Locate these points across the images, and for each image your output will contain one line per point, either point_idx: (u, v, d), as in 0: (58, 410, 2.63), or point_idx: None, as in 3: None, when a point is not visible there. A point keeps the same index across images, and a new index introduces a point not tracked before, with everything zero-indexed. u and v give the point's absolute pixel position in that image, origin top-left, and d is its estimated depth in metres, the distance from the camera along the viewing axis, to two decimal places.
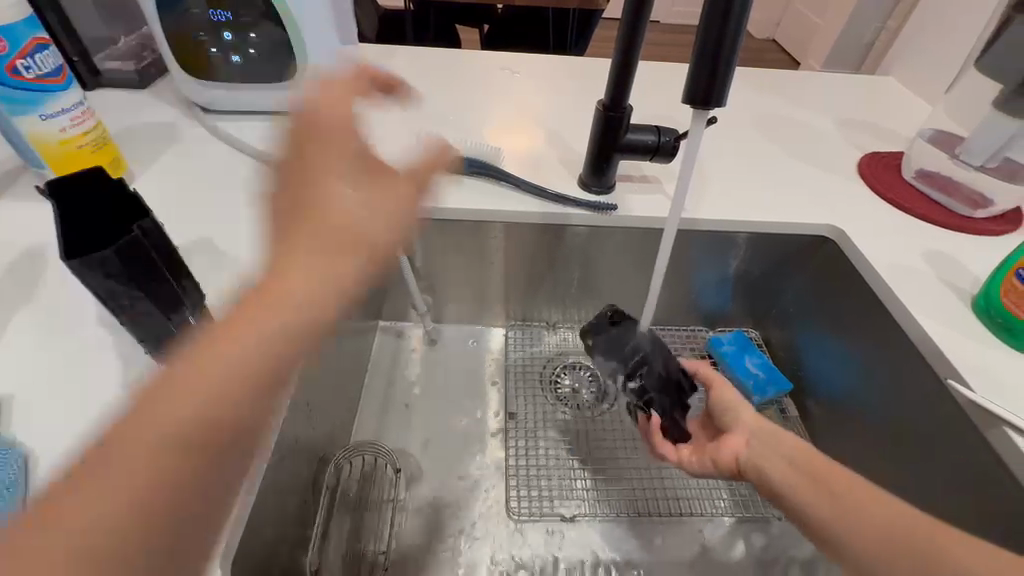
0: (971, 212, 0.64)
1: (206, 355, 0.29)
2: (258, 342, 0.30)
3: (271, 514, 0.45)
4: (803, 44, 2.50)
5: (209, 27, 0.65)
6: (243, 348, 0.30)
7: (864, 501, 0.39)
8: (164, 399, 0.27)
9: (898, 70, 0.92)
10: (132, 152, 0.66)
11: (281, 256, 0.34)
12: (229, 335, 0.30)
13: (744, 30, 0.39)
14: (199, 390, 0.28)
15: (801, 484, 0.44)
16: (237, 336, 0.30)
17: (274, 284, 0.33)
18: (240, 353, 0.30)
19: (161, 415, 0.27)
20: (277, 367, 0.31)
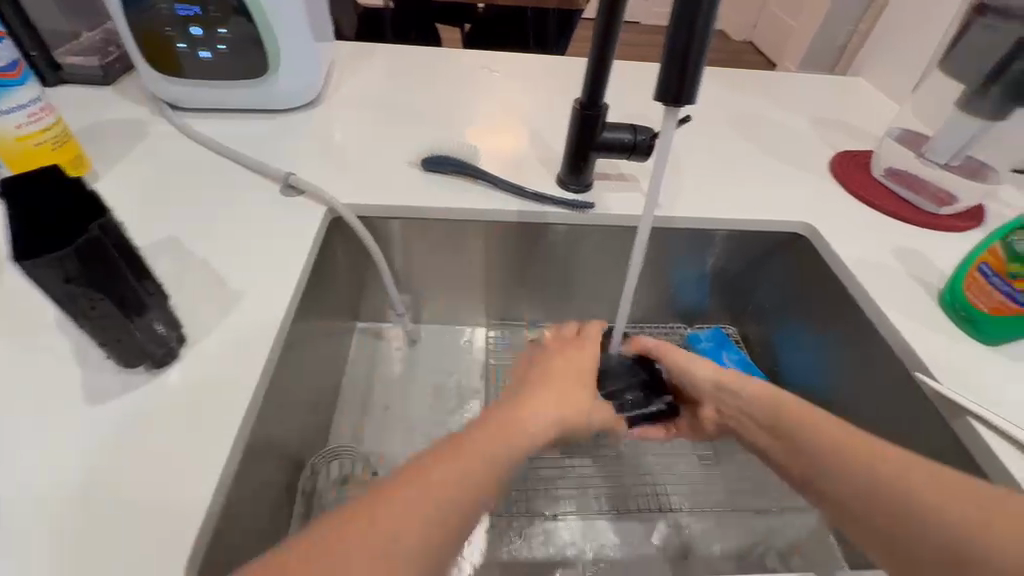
0: (937, 209, 0.66)
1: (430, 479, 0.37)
2: (467, 498, 0.37)
3: (242, 521, 0.44)
4: (779, 47, 2.55)
5: (175, 21, 0.63)
6: (465, 473, 0.38)
7: (842, 453, 0.41)
8: (409, 502, 0.35)
9: (868, 70, 0.94)
10: (95, 150, 0.64)
11: (520, 416, 0.44)
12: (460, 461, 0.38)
13: (713, 28, 0.39)
14: (433, 512, 0.36)
15: (786, 452, 0.45)
16: (450, 476, 0.37)
17: (516, 420, 0.44)
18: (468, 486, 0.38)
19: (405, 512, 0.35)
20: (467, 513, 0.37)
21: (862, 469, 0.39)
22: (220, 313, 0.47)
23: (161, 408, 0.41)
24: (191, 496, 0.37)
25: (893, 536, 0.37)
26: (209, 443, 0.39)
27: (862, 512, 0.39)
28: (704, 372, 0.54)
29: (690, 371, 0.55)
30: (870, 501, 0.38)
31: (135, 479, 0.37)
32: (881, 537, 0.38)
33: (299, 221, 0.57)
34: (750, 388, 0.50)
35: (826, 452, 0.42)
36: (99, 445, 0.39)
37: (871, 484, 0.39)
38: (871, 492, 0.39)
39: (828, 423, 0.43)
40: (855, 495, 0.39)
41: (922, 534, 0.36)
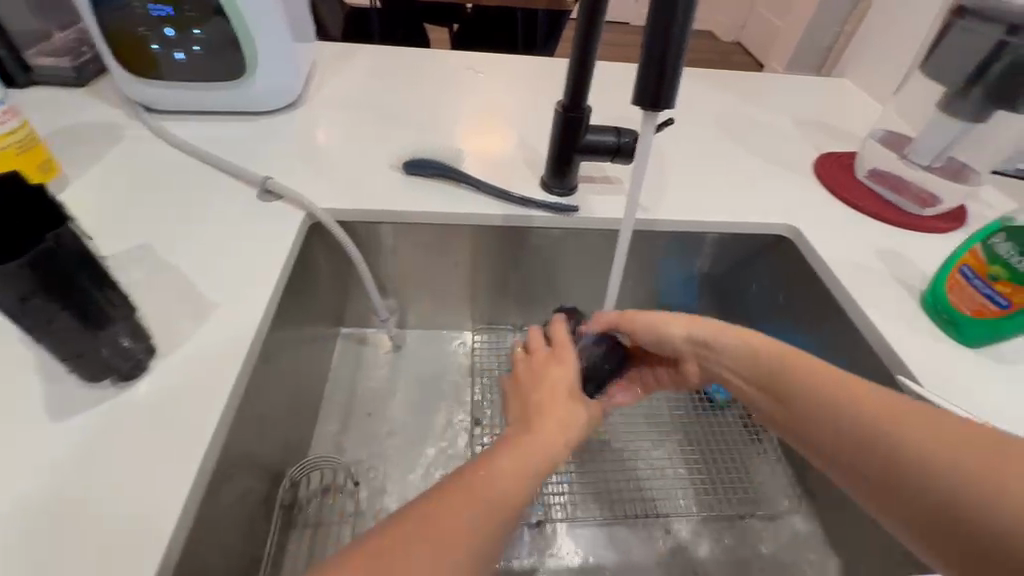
0: (921, 209, 0.66)
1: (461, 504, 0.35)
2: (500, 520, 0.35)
3: (213, 537, 0.43)
4: (767, 47, 2.57)
5: (148, 22, 0.62)
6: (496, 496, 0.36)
7: (833, 399, 0.39)
8: (450, 522, 0.33)
9: (852, 71, 0.94)
10: (66, 154, 0.62)
11: (532, 441, 0.41)
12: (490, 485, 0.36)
13: (690, 30, 0.39)
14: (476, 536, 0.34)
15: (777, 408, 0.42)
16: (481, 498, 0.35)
17: (532, 445, 0.40)
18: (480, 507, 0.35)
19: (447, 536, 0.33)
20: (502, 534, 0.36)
21: (856, 415, 0.37)
22: (192, 322, 0.46)
23: (127, 423, 0.39)
24: (154, 515, 0.35)
25: (887, 486, 0.35)
26: (177, 458, 0.38)
27: (856, 461, 0.37)
28: (680, 331, 0.49)
29: (666, 333, 0.50)
30: (864, 448, 0.36)
31: (99, 497, 0.36)
32: (873, 485, 0.36)
33: (276, 226, 0.56)
34: (728, 337, 0.46)
35: (818, 399, 0.39)
36: (61, 462, 0.37)
37: (866, 431, 0.36)
38: (864, 439, 0.36)
39: (822, 371, 0.41)
40: (848, 443, 0.37)
41: (916, 481, 0.33)
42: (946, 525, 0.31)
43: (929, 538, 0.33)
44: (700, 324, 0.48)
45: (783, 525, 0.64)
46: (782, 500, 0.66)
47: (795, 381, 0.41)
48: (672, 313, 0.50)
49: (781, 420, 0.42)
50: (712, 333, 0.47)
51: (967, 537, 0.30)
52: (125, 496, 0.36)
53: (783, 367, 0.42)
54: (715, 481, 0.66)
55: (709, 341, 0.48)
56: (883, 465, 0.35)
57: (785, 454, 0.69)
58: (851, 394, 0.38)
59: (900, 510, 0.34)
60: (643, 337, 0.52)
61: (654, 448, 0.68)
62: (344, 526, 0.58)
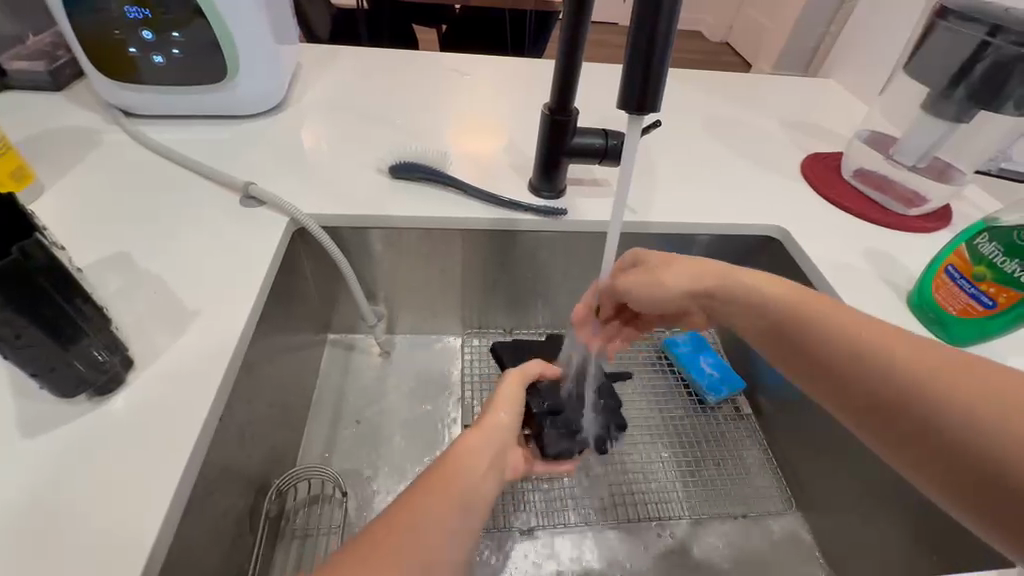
0: (906, 209, 0.67)
1: (426, 504, 0.35)
2: (459, 518, 0.36)
3: (195, 554, 0.42)
4: (754, 47, 2.59)
5: (126, 24, 0.60)
6: (453, 492, 0.37)
7: (869, 348, 0.37)
8: (419, 529, 0.33)
9: (839, 72, 0.95)
10: (42, 160, 0.61)
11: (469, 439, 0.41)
12: (448, 484, 0.37)
13: (674, 31, 0.38)
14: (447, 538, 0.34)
15: (803, 363, 0.41)
16: (441, 498, 0.36)
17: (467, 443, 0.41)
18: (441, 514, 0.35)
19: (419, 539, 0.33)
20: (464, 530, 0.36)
21: (889, 364, 0.36)
22: (171, 333, 0.45)
23: (102, 439, 0.38)
24: (129, 534, 0.34)
25: (916, 437, 0.34)
26: (154, 474, 0.37)
27: (887, 415, 0.36)
28: (679, 282, 0.46)
29: (666, 285, 0.47)
30: (893, 397, 0.35)
31: (72, 515, 0.35)
32: (895, 434, 0.35)
33: (258, 232, 0.55)
34: (748, 286, 0.44)
35: (850, 349, 0.38)
36: (31, 481, 0.36)
37: (897, 383, 0.35)
38: (892, 390, 0.35)
39: (846, 319, 0.39)
40: (877, 393, 0.36)
41: (956, 428, 0.32)
42: (974, 476, 0.31)
43: (950, 485, 0.33)
44: (705, 272, 0.46)
45: (775, 526, 0.65)
46: (773, 501, 0.66)
47: (824, 331, 0.39)
48: (672, 261, 0.47)
49: (803, 368, 0.41)
50: (727, 282, 0.45)
51: (992, 488, 0.30)
52: (99, 515, 0.35)
53: (806, 316, 0.40)
54: (707, 481, 0.66)
55: (721, 290, 0.45)
56: (914, 416, 0.34)
57: (775, 455, 0.70)
58: (885, 343, 0.36)
59: (925, 457, 0.34)
60: (638, 297, 0.48)
61: (647, 448, 0.68)
62: (331, 538, 0.56)
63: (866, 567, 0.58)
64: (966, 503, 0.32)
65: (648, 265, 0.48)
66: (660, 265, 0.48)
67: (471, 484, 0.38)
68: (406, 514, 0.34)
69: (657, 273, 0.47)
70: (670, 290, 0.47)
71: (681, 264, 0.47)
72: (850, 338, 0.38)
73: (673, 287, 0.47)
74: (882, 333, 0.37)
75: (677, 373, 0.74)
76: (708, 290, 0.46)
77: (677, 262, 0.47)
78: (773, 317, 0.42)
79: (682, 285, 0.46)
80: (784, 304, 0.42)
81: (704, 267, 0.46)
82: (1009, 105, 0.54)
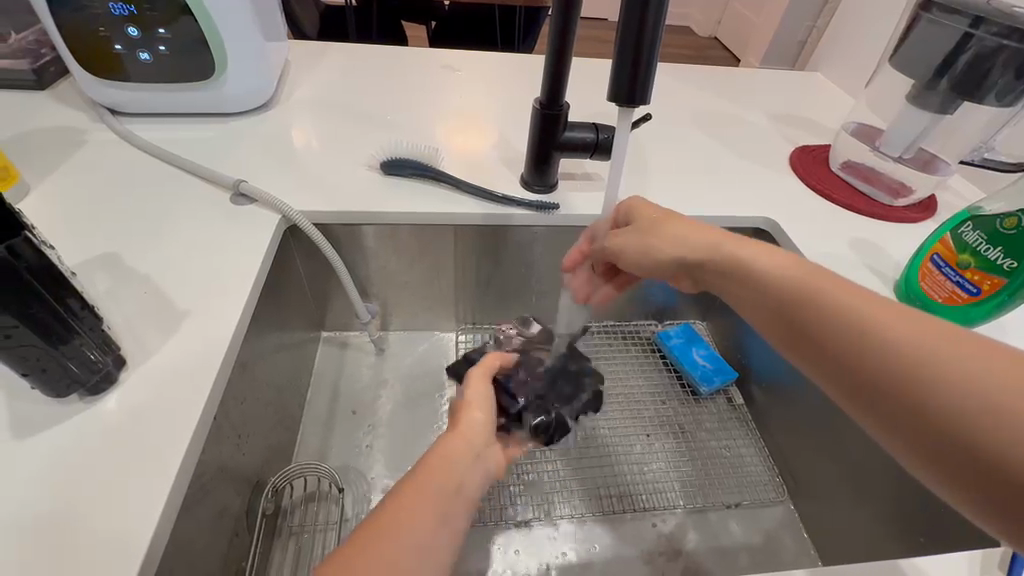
0: (891, 200, 0.68)
1: (390, 531, 0.34)
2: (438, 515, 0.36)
3: (191, 554, 0.42)
4: (741, 43, 2.60)
5: (110, 20, 0.59)
6: (434, 490, 0.37)
7: (861, 319, 0.33)
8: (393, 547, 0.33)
9: (826, 65, 0.96)
10: (26, 160, 0.60)
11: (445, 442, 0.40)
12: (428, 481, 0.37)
13: (663, 26, 0.39)
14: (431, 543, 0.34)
15: (795, 343, 0.37)
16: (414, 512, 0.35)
17: (449, 450, 0.39)
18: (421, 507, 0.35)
19: (398, 554, 0.33)
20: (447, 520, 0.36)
21: (875, 335, 0.32)
22: (165, 332, 0.45)
23: (96, 438, 0.38)
24: (129, 531, 0.34)
25: (903, 413, 0.30)
26: (149, 477, 0.36)
27: (878, 399, 0.31)
28: (673, 244, 0.44)
29: (657, 241, 0.45)
30: (881, 371, 0.31)
31: (69, 514, 0.35)
32: (878, 411, 0.31)
33: (250, 230, 0.54)
34: (738, 255, 0.41)
35: (838, 320, 0.34)
36: (24, 482, 0.36)
37: (895, 365, 0.31)
38: (890, 369, 0.31)
39: (850, 293, 0.35)
40: (865, 370, 0.32)
41: (948, 411, 0.28)
42: (953, 454, 0.28)
43: (932, 466, 0.29)
44: (703, 237, 0.43)
45: (768, 515, 0.66)
46: (763, 490, 0.67)
47: (822, 303, 0.35)
48: (672, 220, 0.46)
49: (794, 341, 0.37)
50: (718, 249, 0.42)
51: (981, 469, 0.27)
52: (94, 513, 0.35)
53: (804, 290, 0.36)
54: (698, 474, 0.67)
55: (711, 257, 0.42)
56: (901, 389, 0.30)
57: (766, 445, 0.71)
58: (874, 315, 0.33)
59: (910, 436, 0.30)
60: (631, 254, 0.47)
61: (641, 440, 0.68)
62: (329, 534, 0.57)
63: (856, 554, 0.59)
64: (952, 484, 0.28)
65: (645, 223, 0.47)
66: (656, 223, 0.46)
67: (458, 482, 0.38)
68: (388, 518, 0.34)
69: (651, 232, 0.46)
70: (663, 251, 0.45)
71: (676, 224, 0.45)
72: (841, 309, 0.34)
73: (668, 245, 0.45)
74: (883, 308, 0.33)
75: (670, 366, 0.76)
76: (698, 257, 0.43)
77: (669, 222, 0.46)
78: (768, 287, 0.38)
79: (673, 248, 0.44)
80: (782, 275, 0.38)
81: (700, 229, 0.44)
82: (991, 95, 0.55)
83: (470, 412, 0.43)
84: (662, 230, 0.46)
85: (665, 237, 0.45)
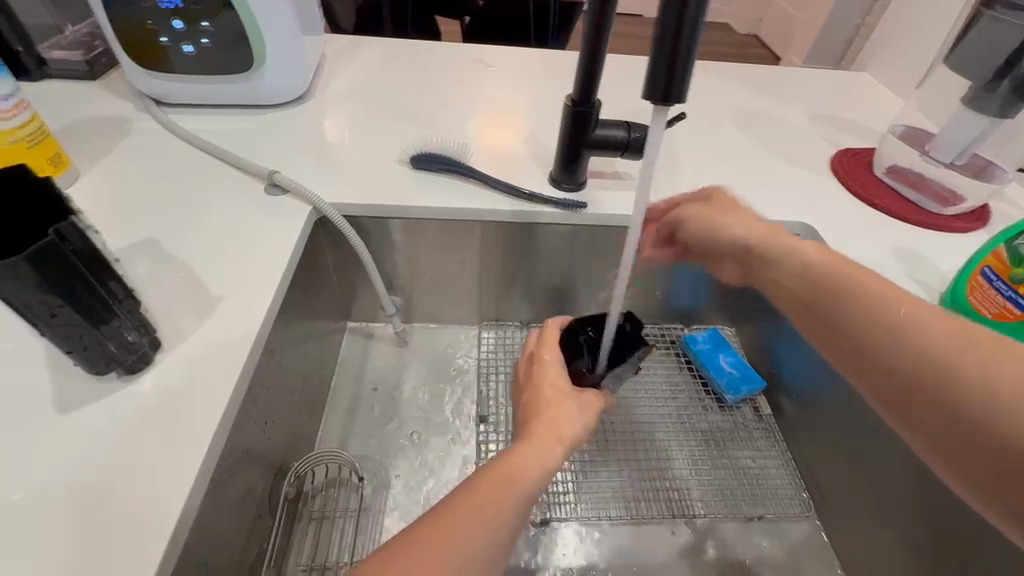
0: (940, 209, 0.64)
1: (453, 526, 0.33)
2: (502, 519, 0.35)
3: (217, 534, 0.43)
4: (785, 39, 2.51)
5: (158, 14, 0.61)
6: (511, 489, 0.36)
7: (894, 319, 0.35)
8: (458, 538, 0.33)
9: (875, 65, 0.91)
10: (77, 148, 0.63)
11: (528, 448, 0.40)
12: (502, 477, 0.37)
13: (702, 23, 0.38)
14: (492, 535, 0.34)
15: (829, 336, 0.39)
16: (485, 508, 0.35)
17: (522, 451, 0.39)
18: (490, 505, 0.35)
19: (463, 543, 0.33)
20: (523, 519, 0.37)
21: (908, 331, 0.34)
22: (199, 316, 0.46)
23: (131, 415, 0.40)
24: (162, 504, 0.35)
25: (918, 398, 0.33)
26: (177, 457, 0.38)
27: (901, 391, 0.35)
28: (737, 224, 0.49)
29: (722, 224, 0.50)
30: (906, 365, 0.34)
31: (104, 487, 0.36)
32: (902, 403, 0.35)
33: (282, 220, 0.56)
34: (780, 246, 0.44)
35: (871, 316, 0.36)
36: (64, 454, 0.37)
37: (920, 359, 0.33)
38: (913, 363, 0.34)
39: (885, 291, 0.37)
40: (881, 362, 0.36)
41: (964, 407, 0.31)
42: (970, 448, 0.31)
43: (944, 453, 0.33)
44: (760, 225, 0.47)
45: (793, 530, 0.63)
46: (790, 504, 0.65)
47: (859, 302, 0.38)
48: (738, 210, 0.50)
49: (821, 332, 0.40)
50: (770, 234, 0.46)
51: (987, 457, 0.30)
52: (129, 486, 0.36)
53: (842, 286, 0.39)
54: (722, 483, 0.65)
55: (759, 240, 0.46)
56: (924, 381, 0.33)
57: (795, 458, 0.68)
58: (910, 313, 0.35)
59: (914, 418, 0.34)
60: (698, 228, 0.52)
61: (665, 446, 0.67)
62: (348, 521, 0.58)
63: None
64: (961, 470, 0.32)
65: (714, 205, 0.52)
66: (724, 209, 0.51)
67: (528, 491, 0.37)
68: (450, 513, 0.34)
69: (716, 215, 0.51)
70: (725, 231, 0.49)
71: (741, 213, 0.50)
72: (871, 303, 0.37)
73: (730, 228, 0.49)
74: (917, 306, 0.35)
75: (695, 371, 0.74)
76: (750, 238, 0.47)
77: (735, 211, 0.50)
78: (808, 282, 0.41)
79: (733, 231, 0.49)
80: (813, 266, 0.41)
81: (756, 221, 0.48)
82: None
83: (549, 412, 0.43)
84: (727, 214, 0.50)
85: (729, 219, 0.49)
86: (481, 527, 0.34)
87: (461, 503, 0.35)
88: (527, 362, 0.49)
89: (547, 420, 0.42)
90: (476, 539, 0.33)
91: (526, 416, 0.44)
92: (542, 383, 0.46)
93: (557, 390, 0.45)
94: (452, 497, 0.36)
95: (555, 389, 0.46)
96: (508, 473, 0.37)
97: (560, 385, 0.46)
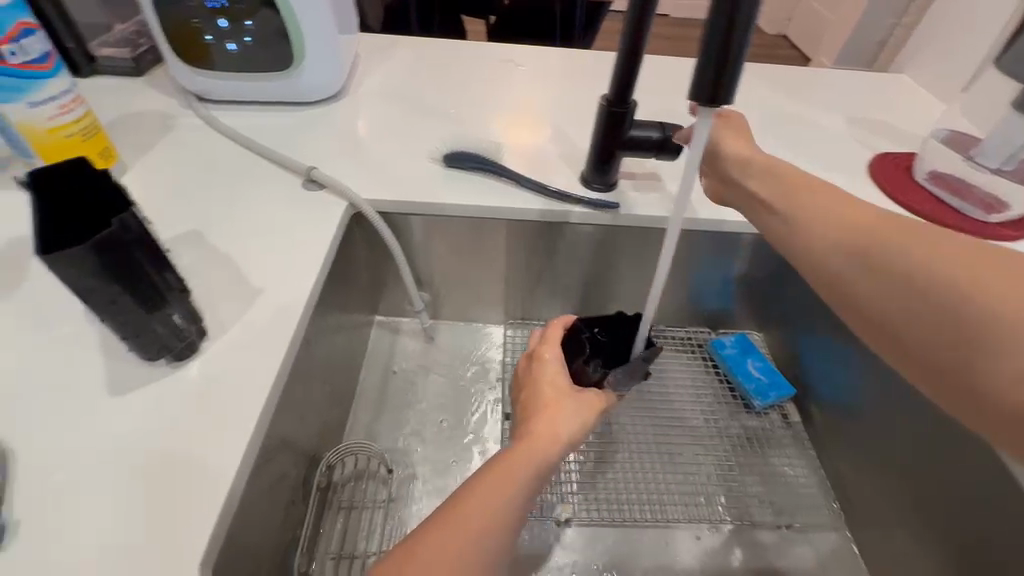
0: (984, 216, 0.62)
1: (463, 521, 0.34)
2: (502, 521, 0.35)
3: (255, 518, 0.45)
4: (815, 41, 2.45)
5: (204, 13, 0.63)
6: (515, 484, 0.37)
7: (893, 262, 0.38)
8: (462, 535, 0.34)
9: (915, 67, 0.89)
10: (124, 142, 0.65)
11: (527, 445, 0.39)
12: (510, 471, 0.37)
13: (753, 25, 0.37)
14: (497, 533, 0.35)
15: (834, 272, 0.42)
16: (486, 508, 0.35)
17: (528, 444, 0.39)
18: (498, 495, 0.36)
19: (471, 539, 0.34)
20: (521, 516, 0.37)
21: (912, 269, 0.37)
22: (242, 308, 0.47)
23: (179, 400, 0.41)
24: (209, 487, 0.37)
25: (930, 340, 0.36)
26: (221, 442, 0.39)
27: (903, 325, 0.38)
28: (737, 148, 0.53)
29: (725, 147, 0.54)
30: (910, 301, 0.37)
31: (155, 469, 0.37)
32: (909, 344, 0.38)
33: (320, 215, 0.57)
34: (806, 192, 0.46)
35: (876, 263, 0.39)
36: (117, 437, 0.39)
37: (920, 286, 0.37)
38: (915, 293, 0.37)
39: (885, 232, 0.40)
40: (886, 296, 0.39)
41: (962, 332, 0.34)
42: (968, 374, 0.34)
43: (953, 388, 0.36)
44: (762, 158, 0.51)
45: (822, 540, 0.62)
46: (818, 512, 0.64)
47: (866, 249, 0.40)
48: (742, 139, 0.54)
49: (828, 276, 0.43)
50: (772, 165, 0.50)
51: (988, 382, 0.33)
52: (176, 469, 0.37)
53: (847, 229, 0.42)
54: (747, 488, 0.64)
55: (759, 171, 0.51)
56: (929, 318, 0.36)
57: (825, 466, 0.67)
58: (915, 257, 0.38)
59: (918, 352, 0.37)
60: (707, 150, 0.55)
61: (688, 449, 0.67)
62: (376, 512, 0.59)
63: None
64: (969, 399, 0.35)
65: (726, 130, 0.55)
66: (734, 136, 0.55)
67: (528, 489, 0.37)
68: (461, 505, 0.35)
69: (723, 140, 0.54)
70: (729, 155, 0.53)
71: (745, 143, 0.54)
72: (893, 265, 0.39)
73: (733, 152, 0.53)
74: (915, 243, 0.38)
75: (722, 376, 0.73)
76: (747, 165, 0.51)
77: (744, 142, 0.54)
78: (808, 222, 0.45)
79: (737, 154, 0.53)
80: (810, 207, 0.45)
81: (761, 158, 0.51)
82: None
83: (546, 412, 0.43)
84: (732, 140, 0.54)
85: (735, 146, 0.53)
86: (484, 528, 0.34)
87: (470, 504, 0.35)
88: (526, 360, 0.49)
89: (545, 419, 0.42)
90: (487, 520, 0.35)
91: (524, 415, 0.44)
92: (541, 380, 0.46)
93: (555, 390, 0.45)
94: (461, 490, 0.37)
95: (551, 389, 0.45)
96: (511, 467, 0.37)
97: (558, 383, 0.45)
